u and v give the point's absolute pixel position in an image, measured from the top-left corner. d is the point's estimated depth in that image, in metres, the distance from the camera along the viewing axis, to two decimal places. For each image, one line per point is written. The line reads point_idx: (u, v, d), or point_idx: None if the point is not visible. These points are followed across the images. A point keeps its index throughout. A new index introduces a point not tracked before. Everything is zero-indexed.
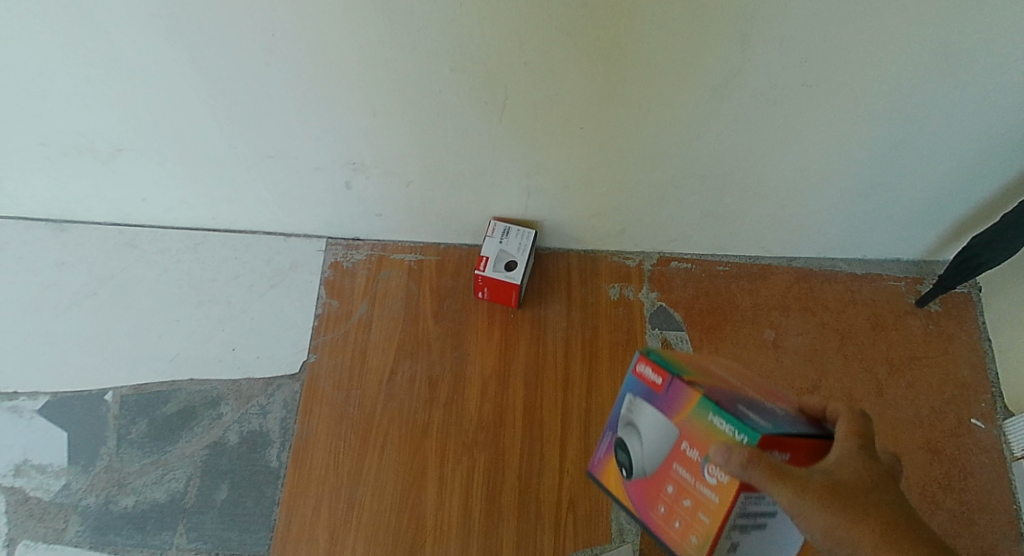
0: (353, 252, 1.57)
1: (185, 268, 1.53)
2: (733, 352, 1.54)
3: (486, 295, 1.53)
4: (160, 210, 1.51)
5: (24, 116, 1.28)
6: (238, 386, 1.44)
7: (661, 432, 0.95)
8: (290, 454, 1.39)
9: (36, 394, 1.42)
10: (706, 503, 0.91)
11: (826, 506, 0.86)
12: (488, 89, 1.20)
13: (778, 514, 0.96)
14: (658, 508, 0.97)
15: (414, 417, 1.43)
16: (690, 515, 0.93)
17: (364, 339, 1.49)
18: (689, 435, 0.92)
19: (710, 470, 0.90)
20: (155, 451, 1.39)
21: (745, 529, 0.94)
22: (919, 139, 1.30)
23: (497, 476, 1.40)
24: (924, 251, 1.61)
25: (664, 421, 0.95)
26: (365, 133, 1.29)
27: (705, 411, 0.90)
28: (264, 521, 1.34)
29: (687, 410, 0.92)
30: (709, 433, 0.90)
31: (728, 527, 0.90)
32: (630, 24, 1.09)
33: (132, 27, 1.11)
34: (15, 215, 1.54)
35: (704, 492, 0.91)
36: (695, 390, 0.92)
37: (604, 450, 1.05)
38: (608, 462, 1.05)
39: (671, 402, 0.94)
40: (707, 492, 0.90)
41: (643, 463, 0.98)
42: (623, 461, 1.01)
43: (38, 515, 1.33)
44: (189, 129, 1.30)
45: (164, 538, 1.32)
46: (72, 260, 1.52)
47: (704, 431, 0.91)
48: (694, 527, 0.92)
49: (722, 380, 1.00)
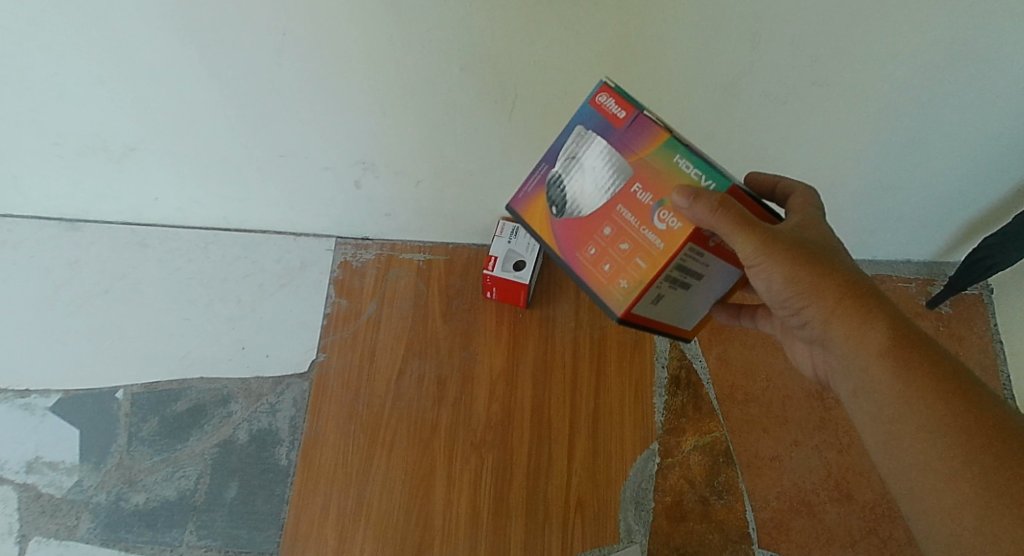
0: (363, 251, 1.57)
1: (196, 267, 1.54)
2: (742, 353, 1.54)
3: (494, 295, 1.53)
4: (171, 209, 1.52)
5: (38, 116, 1.29)
6: (248, 385, 1.45)
7: (612, 170, 0.90)
8: (299, 452, 1.40)
9: (49, 391, 1.43)
10: (647, 248, 0.89)
11: (786, 258, 0.88)
12: (498, 89, 1.20)
13: (703, 279, 0.96)
14: (589, 248, 0.93)
15: (422, 416, 1.44)
16: (623, 259, 0.91)
17: (373, 338, 1.50)
18: (642, 175, 0.88)
19: (661, 216, 0.88)
20: (165, 448, 1.40)
21: (675, 282, 0.93)
22: (930, 139, 1.30)
23: (505, 475, 1.40)
24: (934, 252, 1.60)
25: (621, 160, 0.90)
26: (374, 132, 1.29)
27: (670, 153, 0.87)
28: (273, 519, 1.35)
29: (652, 148, 0.88)
30: (669, 176, 0.87)
31: (659, 279, 0.90)
32: (640, 25, 1.09)
33: (144, 26, 1.12)
34: (27, 214, 1.55)
35: (647, 236, 0.89)
36: (664, 129, 0.87)
37: (535, 184, 0.97)
38: (536, 199, 0.97)
39: (631, 137, 0.89)
40: (652, 236, 0.89)
41: (581, 200, 0.93)
42: (557, 199, 0.95)
43: (50, 512, 1.34)
44: (200, 129, 1.30)
45: (174, 536, 1.33)
46: (85, 259, 1.54)
47: (665, 173, 0.87)
48: (628, 271, 0.91)
49: (673, 129, 0.95)
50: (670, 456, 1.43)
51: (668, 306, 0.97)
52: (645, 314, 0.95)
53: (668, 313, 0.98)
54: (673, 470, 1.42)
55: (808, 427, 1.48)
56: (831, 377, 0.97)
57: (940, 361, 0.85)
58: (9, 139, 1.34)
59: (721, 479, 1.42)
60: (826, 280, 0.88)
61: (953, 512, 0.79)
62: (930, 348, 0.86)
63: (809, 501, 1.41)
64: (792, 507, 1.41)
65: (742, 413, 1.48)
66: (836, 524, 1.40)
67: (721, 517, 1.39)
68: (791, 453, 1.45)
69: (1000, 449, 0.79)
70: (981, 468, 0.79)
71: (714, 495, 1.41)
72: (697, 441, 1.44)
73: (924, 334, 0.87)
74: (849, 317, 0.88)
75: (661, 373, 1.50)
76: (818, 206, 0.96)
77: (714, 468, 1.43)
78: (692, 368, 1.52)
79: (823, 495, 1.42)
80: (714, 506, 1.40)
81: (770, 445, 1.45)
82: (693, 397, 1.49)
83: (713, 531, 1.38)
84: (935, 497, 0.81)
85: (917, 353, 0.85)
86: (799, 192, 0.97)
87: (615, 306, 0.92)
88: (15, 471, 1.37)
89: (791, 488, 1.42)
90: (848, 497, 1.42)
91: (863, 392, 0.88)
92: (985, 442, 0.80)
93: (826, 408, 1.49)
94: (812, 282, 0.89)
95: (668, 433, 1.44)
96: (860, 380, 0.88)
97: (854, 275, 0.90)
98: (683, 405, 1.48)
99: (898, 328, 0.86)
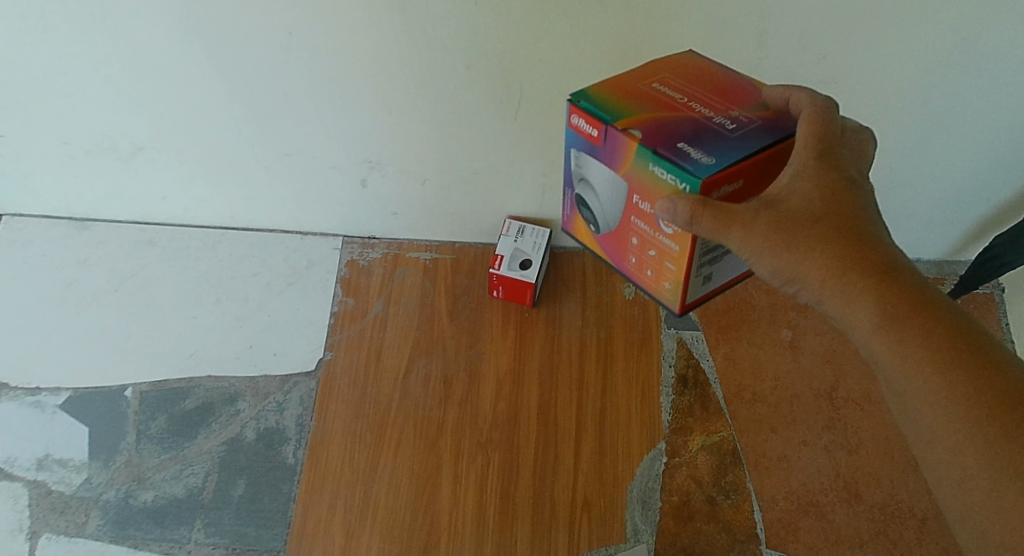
0: (369, 250, 1.58)
1: (204, 265, 1.56)
2: (750, 352, 1.54)
3: (501, 294, 1.54)
4: (179, 209, 1.53)
5: (48, 115, 1.30)
6: (255, 383, 1.46)
7: (613, 186, 0.88)
8: (306, 450, 1.40)
9: (59, 389, 1.44)
10: (668, 253, 0.87)
11: (767, 235, 0.78)
12: (504, 87, 1.20)
13: None
14: (630, 258, 0.94)
15: (428, 414, 1.44)
16: (657, 263, 0.91)
17: (379, 337, 1.50)
18: (635, 185, 0.85)
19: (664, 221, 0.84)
20: (173, 446, 1.40)
21: (716, 257, 0.89)
22: (940, 136, 1.29)
23: (512, 474, 1.39)
24: (945, 251, 1.58)
25: (614, 175, 0.87)
26: (381, 130, 1.30)
27: (645, 162, 0.81)
28: (280, 517, 1.35)
29: (630, 160, 0.83)
30: (654, 184, 0.82)
31: (695, 271, 0.88)
32: (645, 23, 1.09)
33: (151, 25, 1.13)
34: (40, 214, 1.58)
35: (664, 241, 0.87)
36: (632, 137, 0.81)
37: (569, 208, 0.99)
38: (575, 220, 1.00)
39: (613, 152, 0.85)
40: (667, 241, 0.86)
41: (606, 217, 0.93)
42: (589, 218, 0.96)
43: (60, 508, 1.34)
44: (209, 127, 1.31)
45: (182, 533, 1.33)
46: (95, 258, 1.55)
47: (650, 180, 0.82)
48: (665, 274, 0.90)
49: (659, 100, 0.86)
50: (677, 456, 1.42)
51: (728, 269, 0.93)
52: (711, 290, 0.94)
53: (737, 269, 0.94)
54: (680, 470, 1.41)
55: (816, 427, 1.47)
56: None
57: (940, 327, 0.73)
58: (19, 138, 1.35)
59: (729, 479, 1.41)
60: (805, 251, 0.77)
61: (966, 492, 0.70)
62: (927, 315, 0.73)
63: (818, 501, 1.40)
64: (800, 507, 1.39)
65: (750, 412, 1.48)
66: (845, 525, 1.38)
67: (728, 517, 1.38)
68: (799, 453, 1.44)
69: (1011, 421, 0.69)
70: (991, 443, 0.69)
71: (722, 494, 1.40)
72: (704, 441, 1.44)
73: (922, 295, 0.74)
74: (838, 292, 0.76)
75: (667, 373, 1.50)
76: (819, 141, 0.80)
77: (721, 467, 1.42)
78: (700, 367, 1.51)
79: (832, 496, 1.40)
80: (721, 505, 1.39)
81: (778, 445, 1.45)
82: (700, 396, 1.48)
83: (720, 531, 1.37)
84: (945, 476, 0.72)
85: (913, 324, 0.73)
86: (800, 124, 0.82)
87: (670, 304, 0.93)
88: (25, 468, 1.37)
89: (799, 488, 1.41)
90: (857, 497, 1.40)
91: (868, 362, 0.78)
92: (988, 414, 0.70)
93: (834, 407, 1.49)
94: (796, 253, 0.77)
95: (675, 433, 1.44)
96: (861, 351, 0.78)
97: (845, 239, 0.77)
98: (691, 405, 1.47)
99: (889, 299, 0.74)
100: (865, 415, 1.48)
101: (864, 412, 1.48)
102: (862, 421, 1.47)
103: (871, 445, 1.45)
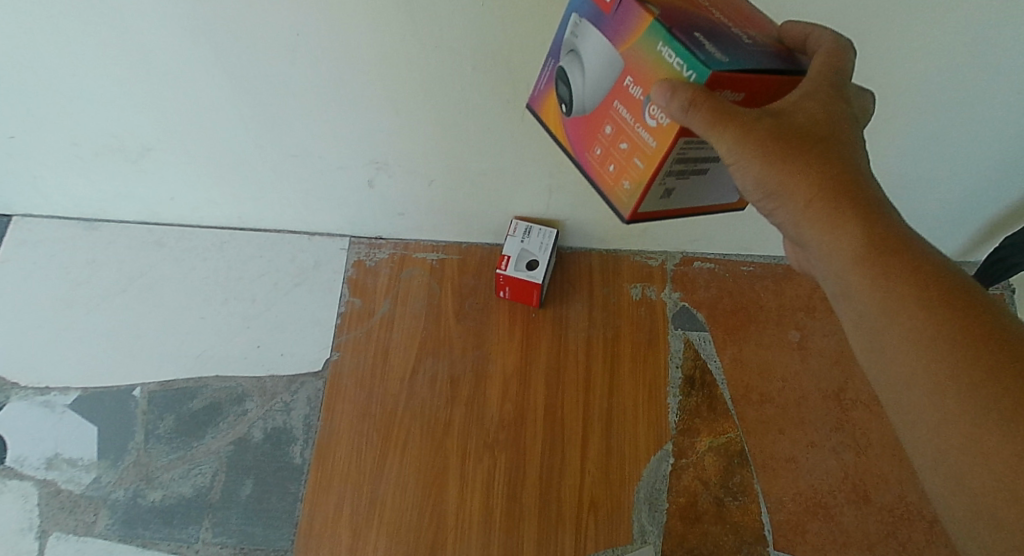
0: (376, 250, 1.58)
1: (212, 266, 1.56)
2: (758, 354, 1.52)
3: (507, 295, 1.53)
4: (187, 209, 1.53)
5: (57, 116, 1.31)
6: (263, 383, 1.46)
7: (607, 63, 0.83)
8: (313, 450, 1.41)
9: (68, 389, 1.45)
10: (641, 148, 0.83)
11: (761, 148, 0.75)
12: (511, 88, 1.20)
13: (722, 161, 0.89)
14: (595, 149, 0.90)
15: (435, 414, 1.44)
16: (624, 159, 0.86)
17: (386, 337, 1.50)
18: (632, 67, 0.80)
19: (650, 111, 0.80)
20: (181, 446, 1.41)
21: (682, 174, 0.87)
22: (950, 137, 1.28)
23: (518, 474, 1.40)
24: (955, 250, 1.57)
25: (611, 49, 0.82)
26: (388, 131, 1.30)
27: (655, 39, 0.77)
28: (287, 517, 1.36)
29: (637, 34, 0.79)
30: (655, 66, 0.78)
31: (660, 177, 0.85)
32: None
33: (159, 28, 1.13)
34: (47, 214, 1.57)
35: (641, 134, 0.83)
36: (648, 12, 0.77)
37: (545, 80, 0.93)
38: (549, 96, 0.94)
39: (620, 25, 0.80)
40: (645, 135, 0.82)
41: (584, 97, 0.88)
42: (564, 96, 0.91)
43: (69, 508, 1.36)
44: (216, 128, 1.32)
45: (190, 533, 1.35)
46: (103, 258, 1.56)
47: (652, 62, 0.78)
48: (628, 173, 0.86)
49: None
50: (684, 457, 1.42)
51: (684, 196, 0.92)
52: (662, 208, 0.91)
53: (689, 201, 0.94)
54: (687, 471, 1.41)
55: (824, 428, 1.46)
56: (808, 272, 0.86)
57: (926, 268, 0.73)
58: (28, 139, 1.36)
59: (736, 480, 1.41)
60: (798, 174, 0.76)
61: (939, 428, 0.70)
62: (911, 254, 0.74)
63: (826, 502, 1.40)
64: (808, 509, 1.39)
65: (758, 413, 1.47)
66: (853, 526, 1.38)
67: (735, 518, 1.38)
68: (807, 454, 1.44)
69: (987, 360, 0.69)
70: (972, 391, 0.69)
71: (729, 496, 1.40)
72: (711, 442, 1.43)
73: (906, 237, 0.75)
74: (822, 217, 0.76)
75: (674, 374, 1.49)
76: (837, 71, 0.79)
77: (728, 469, 1.42)
78: (707, 368, 1.50)
79: (840, 498, 1.41)
80: (728, 507, 1.39)
81: (786, 447, 1.44)
82: (708, 397, 1.48)
83: (728, 533, 1.37)
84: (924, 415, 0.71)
85: (896, 256, 0.74)
86: (817, 56, 0.80)
87: (623, 208, 0.89)
88: (34, 468, 1.39)
89: (807, 490, 1.41)
90: (865, 499, 1.41)
91: (843, 296, 0.77)
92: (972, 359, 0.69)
93: (842, 408, 1.48)
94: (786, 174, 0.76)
95: (682, 434, 1.44)
96: (839, 286, 0.77)
97: (838, 173, 0.76)
98: (698, 406, 1.47)
99: (873, 230, 0.74)
100: (873, 416, 1.47)
101: (873, 414, 1.47)
102: (870, 422, 1.47)
103: (879, 447, 1.45)
